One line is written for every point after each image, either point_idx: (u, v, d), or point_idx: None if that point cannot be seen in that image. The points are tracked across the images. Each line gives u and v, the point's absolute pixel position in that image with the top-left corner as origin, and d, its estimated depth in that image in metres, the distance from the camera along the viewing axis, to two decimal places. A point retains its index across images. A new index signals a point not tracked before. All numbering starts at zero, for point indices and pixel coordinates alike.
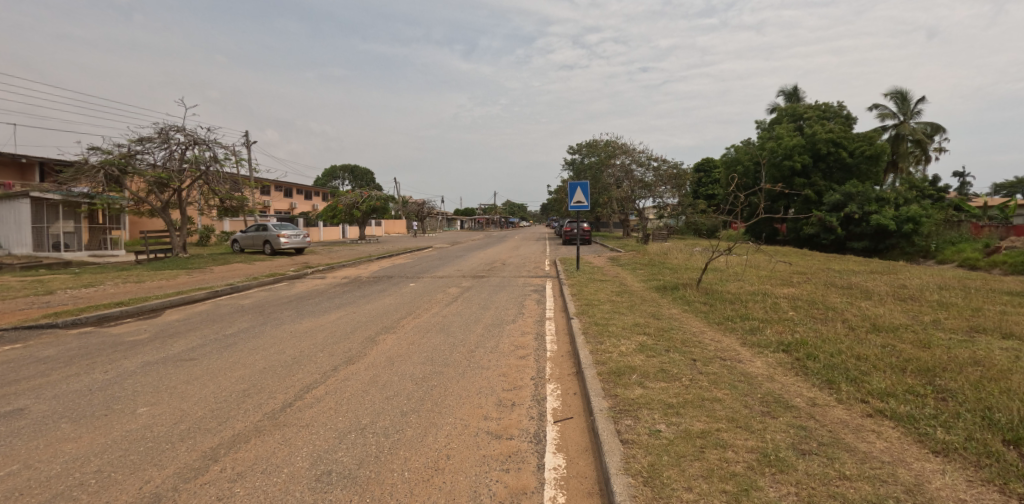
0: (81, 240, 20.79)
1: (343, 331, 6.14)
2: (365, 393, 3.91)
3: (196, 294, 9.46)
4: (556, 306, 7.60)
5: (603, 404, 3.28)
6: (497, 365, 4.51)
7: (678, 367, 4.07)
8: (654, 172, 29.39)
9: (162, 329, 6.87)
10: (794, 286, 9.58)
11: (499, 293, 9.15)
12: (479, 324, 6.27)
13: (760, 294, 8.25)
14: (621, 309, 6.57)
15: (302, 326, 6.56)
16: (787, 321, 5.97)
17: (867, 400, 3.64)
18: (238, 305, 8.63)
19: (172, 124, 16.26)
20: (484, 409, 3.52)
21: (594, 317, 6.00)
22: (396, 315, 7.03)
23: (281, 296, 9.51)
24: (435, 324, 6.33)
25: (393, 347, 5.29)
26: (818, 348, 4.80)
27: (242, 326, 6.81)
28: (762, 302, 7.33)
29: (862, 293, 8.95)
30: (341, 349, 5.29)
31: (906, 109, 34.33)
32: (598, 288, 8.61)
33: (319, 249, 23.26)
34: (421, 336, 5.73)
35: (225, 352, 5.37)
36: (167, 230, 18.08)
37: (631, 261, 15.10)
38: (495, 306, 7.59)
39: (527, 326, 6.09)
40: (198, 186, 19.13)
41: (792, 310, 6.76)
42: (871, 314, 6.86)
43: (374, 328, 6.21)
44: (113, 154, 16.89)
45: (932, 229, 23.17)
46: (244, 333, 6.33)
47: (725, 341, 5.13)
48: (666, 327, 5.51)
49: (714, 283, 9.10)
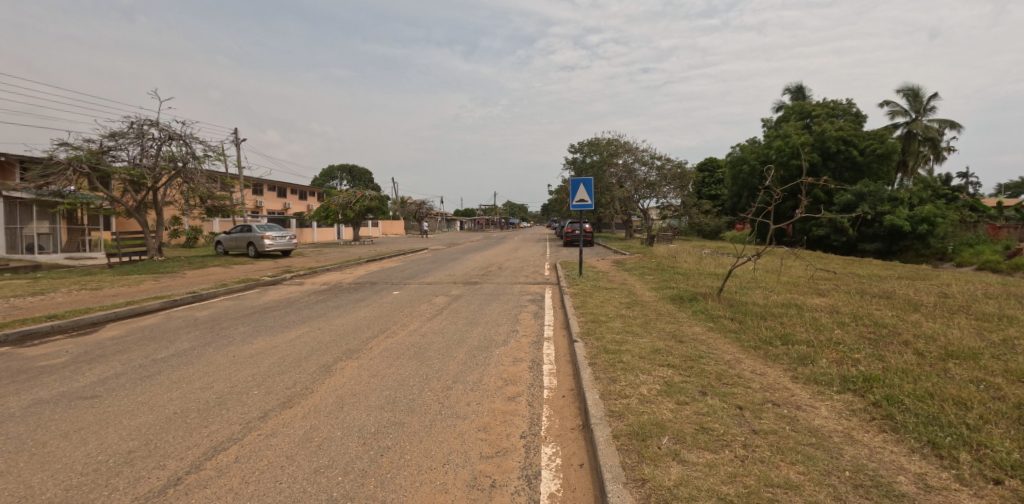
0: (57, 241, 19.70)
1: (297, 355, 5.06)
2: (286, 463, 2.79)
3: (147, 305, 8.32)
4: (556, 321, 6.44)
5: (626, 500, 2.16)
6: (479, 412, 3.41)
7: (724, 422, 2.96)
8: (658, 171, 28.22)
9: (87, 351, 5.74)
10: (825, 295, 8.47)
11: (491, 303, 8.02)
12: (462, 348, 5.13)
13: (792, 306, 7.13)
14: (635, 328, 5.43)
15: (252, 347, 5.45)
16: (840, 347, 4.84)
17: (1002, 480, 2.51)
18: (192, 318, 7.51)
19: (146, 118, 15.16)
20: (449, 497, 2.40)
21: (602, 339, 4.89)
22: (367, 334, 5.91)
23: (244, 307, 8.39)
24: (409, 348, 5.19)
25: (352, 380, 4.20)
26: (898, 389, 3.68)
27: (181, 347, 5.68)
28: (798, 317, 6.20)
29: (905, 304, 7.78)
30: (283, 383, 4.18)
31: (918, 106, 33.06)
32: (605, 299, 7.52)
33: (308, 251, 21.98)
34: (389, 364, 4.61)
35: (139, 388, 4.27)
36: (143, 231, 16.98)
37: (637, 264, 13.97)
38: (484, 321, 6.44)
39: (520, 352, 4.93)
40: (177, 185, 18.03)
41: (839, 329, 5.63)
42: (933, 334, 5.70)
43: (335, 353, 5.06)
44: (83, 150, 15.74)
45: (949, 230, 21.89)
46: (177, 358, 5.21)
47: (772, 375, 4.00)
48: (694, 356, 4.36)
49: (736, 293, 7.94)
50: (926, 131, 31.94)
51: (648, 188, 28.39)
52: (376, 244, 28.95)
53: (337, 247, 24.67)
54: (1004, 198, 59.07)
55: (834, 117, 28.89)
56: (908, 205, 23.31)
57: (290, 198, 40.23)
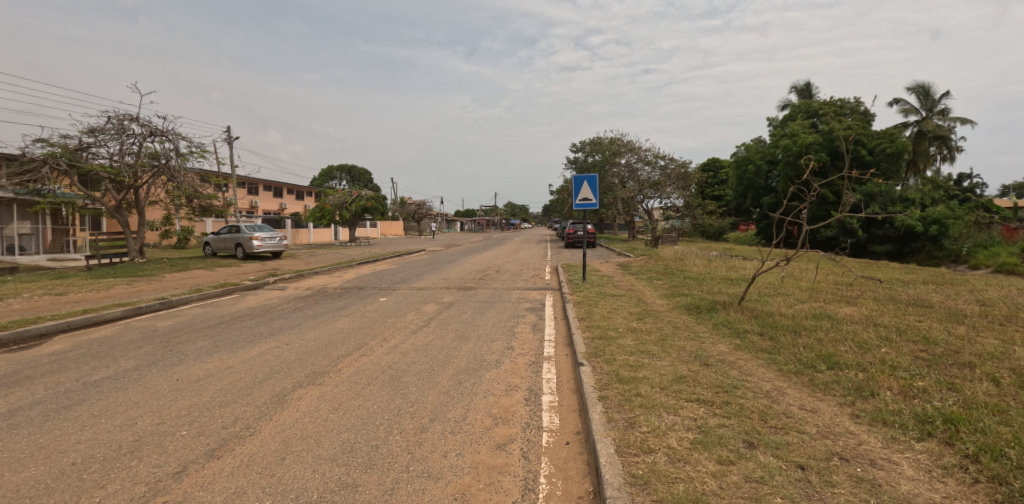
0: (39, 243, 18.84)
1: (250, 380, 4.25)
2: None
3: (106, 313, 7.55)
4: (557, 336, 5.60)
5: None
6: (457, 470, 2.61)
7: (787, 495, 2.17)
8: (661, 170, 27.34)
9: (14, 371, 4.96)
10: (853, 304, 7.65)
11: (485, 312, 7.21)
12: (445, 371, 4.32)
13: (822, 317, 6.34)
14: (650, 347, 4.59)
15: (202, 368, 4.66)
16: (899, 374, 4.03)
17: None
18: (151, 329, 6.71)
19: (126, 113, 14.32)
20: None
21: (613, 362, 4.07)
22: (340, 351, 5.09)
23: (213, 316, 7.58)
24: (384, 371, 4.38)
25: (305, 417, 3.39)
26: (996, 436, 2.88)
27: (124, 366, 4.92)
28: (836, 332, 5.40)
29: (945, 315, 6.94)
30: (222, 420, 3.41)
31: (929, 104, 32.10)
32: (612, 308, 6.72)
33: (300, 253, 21.16)
34: (355, 394, 3.79)
35: (49, 425, 3.49)
36: (124, 232, 16.16)
37: (643, 267, 13.14)
38: (475, 336, 5.61)
39: (516, 377, 4.12)
40: (161, 184, 17.18)
41: (886, 348, 4.83)
42: (997, 353, 4.86)
43: (296, 377, 4.26)
44: (59, 147, 14.76)
45: (964, 232, 20.91)
46: (113, 381, 4.46)
47: (828, 415, 3.23)
48: (727, 386, 3.55)
49: (757, 302, 7.13)
50: (937, 129, 30.98)
51: (651, 188, 27.51)
52: (372, 245, 28.13)
53: (331, 249, 23.83)
54: (1007, 199, 58.49)
55: (842, 115, 27.91)
56: (920, 205, 22.56)
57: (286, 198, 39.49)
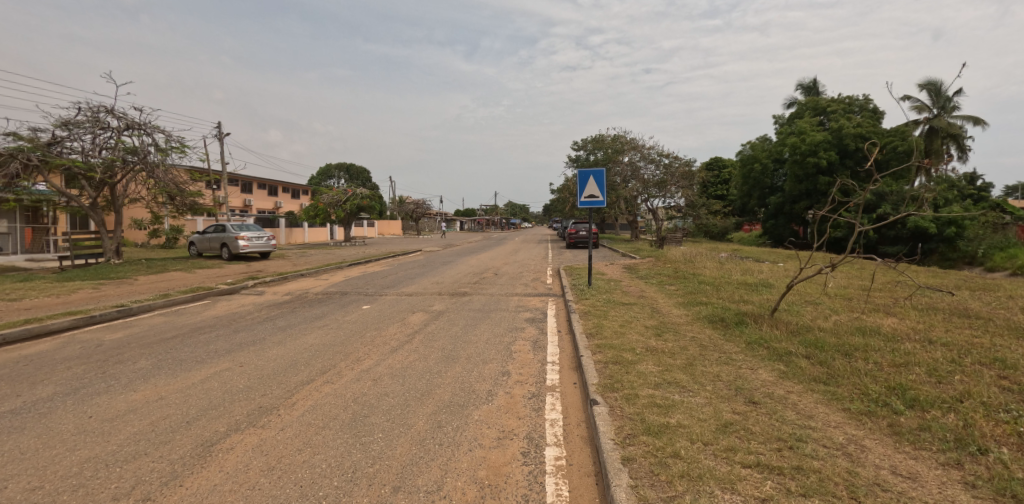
0: (16, 243, 18.00)
1: (178, 419, 3.40)
2: None
3: (51, 323, 6.67)
4: (561, 359, 4.68)
5: None
6: None
7: None
8: (665, 168, 26.44)
9: None
10: (894, 314, 6.77)
11: (479, 324, 6.34)
12: (425, 409, 3.44)
13: (867, 332, 5.44)
14: (678, 376, 3.72)
15: (129, 400, 3.81)
16: (1002, 418, 3.12)
17: None
18: (95, 344, 5.81)
19: (100, 105, 13.42)
20: None
21: (636, 401, 3.19)
22: (300, 377, 4.21)
23: (173, 326, 6.74)
24: (343, 408, 3.49)
25: (226, 483, 2.53)
26: None
27: (36, 396, 4.04)
28: (893, 353, 4.51)
29: (1004, 329, 6.04)
30: (117, 487, 2.54)
31: (941, 101, 31.14)
32: (624, 321, 5.82)
33: (291, 254, 20.31)
34: (303, 444, 2.93)
35: None
36: (100, 231, 15.29)
37: (651, 270, 12.29)
38: (465, 357, 4.74)
39: (512, 419, 3.23)
40: (140, 180, 16.28)
41: (962, 375, 3.95)
42: None
43: (234, 418, 3.37)
44: (30, 140, 13.86)
45: (979, 233, 20.08)
46: (9, 418, 3.57)
47: (938, 488, 2.34)
48: (791, 441, 2.66)
49: (789, 314, 6.24)
50: (950, 127, 30.04)
51: (655, 187, 26.62)
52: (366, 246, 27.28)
53: (324, 249, 23.07)
54: (1014, 197, 58.63)
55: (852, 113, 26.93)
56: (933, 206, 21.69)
57: (282, 197, 38.80)
